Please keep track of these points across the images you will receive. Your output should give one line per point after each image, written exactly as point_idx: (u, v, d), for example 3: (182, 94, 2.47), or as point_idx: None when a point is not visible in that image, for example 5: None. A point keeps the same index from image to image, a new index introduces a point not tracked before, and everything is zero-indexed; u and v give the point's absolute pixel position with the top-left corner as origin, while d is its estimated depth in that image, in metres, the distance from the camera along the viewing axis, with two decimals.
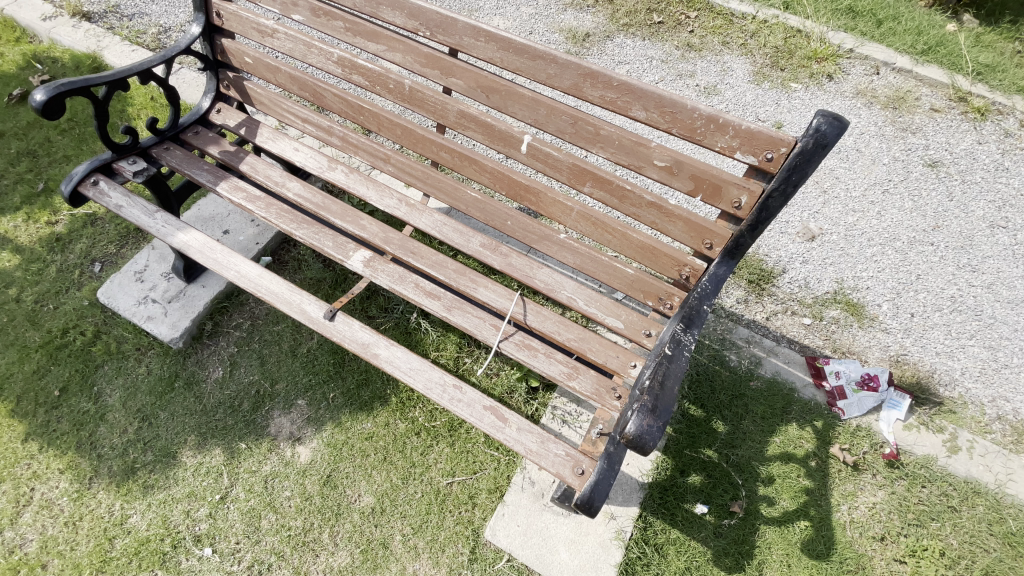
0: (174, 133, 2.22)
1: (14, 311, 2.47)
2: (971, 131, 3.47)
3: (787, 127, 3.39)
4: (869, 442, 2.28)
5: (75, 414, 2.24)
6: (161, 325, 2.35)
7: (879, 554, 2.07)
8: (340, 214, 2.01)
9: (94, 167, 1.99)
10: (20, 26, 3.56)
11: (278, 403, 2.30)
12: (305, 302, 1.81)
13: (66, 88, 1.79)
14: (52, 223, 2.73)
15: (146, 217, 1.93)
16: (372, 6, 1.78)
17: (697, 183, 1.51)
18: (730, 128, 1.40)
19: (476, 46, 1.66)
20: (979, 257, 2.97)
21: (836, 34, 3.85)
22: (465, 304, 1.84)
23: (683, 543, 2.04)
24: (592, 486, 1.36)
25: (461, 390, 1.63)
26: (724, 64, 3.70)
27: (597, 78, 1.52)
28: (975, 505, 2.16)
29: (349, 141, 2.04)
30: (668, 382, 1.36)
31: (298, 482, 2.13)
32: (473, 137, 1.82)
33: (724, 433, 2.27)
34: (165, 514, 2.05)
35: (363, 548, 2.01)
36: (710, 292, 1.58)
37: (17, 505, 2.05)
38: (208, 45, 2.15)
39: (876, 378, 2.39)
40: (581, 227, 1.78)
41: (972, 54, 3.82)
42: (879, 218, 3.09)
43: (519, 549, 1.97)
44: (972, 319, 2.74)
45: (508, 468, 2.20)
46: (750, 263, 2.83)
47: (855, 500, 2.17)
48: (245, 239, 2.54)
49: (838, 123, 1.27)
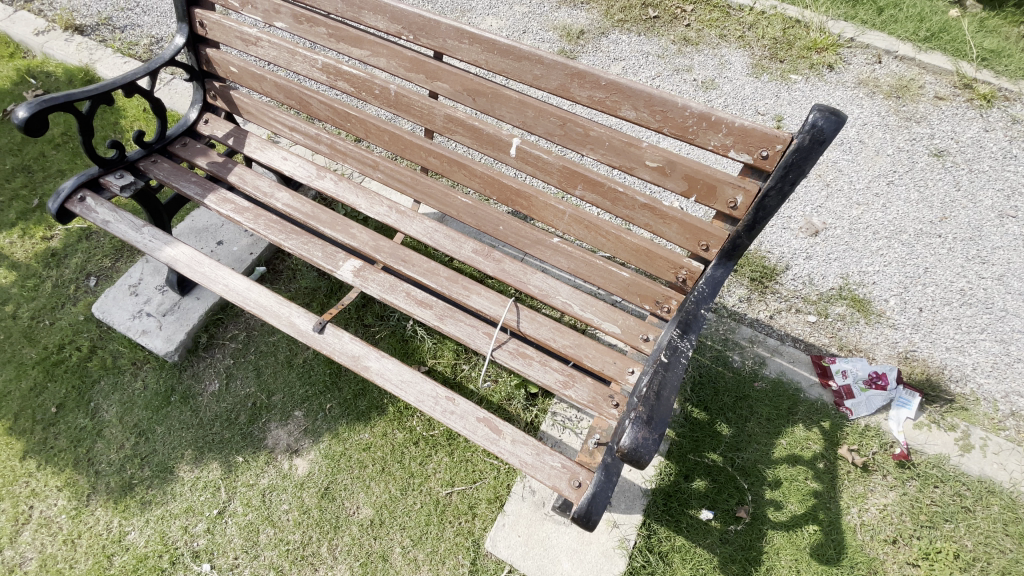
0: (161, 145, 2.19)
1: (11, 328, 2.46)
2: (977, 119, 3.39)
3: (787, 120, 3.31)
4: (878, 442, 2.22)
5: (72, 431, 2.23)
6: (156, 339, 2.34)
7: (891, 558, 2.01)
8: (330, 223, 1.98)
9: (82, 183, 1.97)
10: (13, 42, 3.56)
11: (275, 415, 2.28)
12: (294, 315, 1.78)
13: (49, 104, 1.77)
14: (47, 238, 2.72)
15: (134, 231, 1.91)
16: (355, 11, 1.73)
17: (690, 183, 1.46)
18: (723, 126, 1.36)
19: (460, 48, 1.61)
20: (989, 248, 2.89)
21: (836, 23, 3.78)
22: (457, 312, 1.81)
23: (688, 550, 1.99)
24: (588, 499, 1.32)
25: (454, 402, 1.60)
26: (721, 58, 3.63)
27: (585, 78, 1.47)
28: (989, 504, 2.10)
29: (337, 149, 2.00)
30: (664, 391, 1.31)
31: (295, 495, 2.10)
32: (462, 142, 1.78)
33: (728, 436, 2.22)
34: (163, 530, 2.03)
35: (362, 561, 1.98)
36: (707, 295, 1.52)
37: (16, 523, 2.04)
38: (193, 55, 2.12)
39: (884, 376, 2.32)
40: (575, 231, 1.73)
41: (977, 40, 3.72)
42: (884, 210, 3.02)
43: (519, 560, 1.94)
44: (983, 312, 2.67)
45: (507, 477, 2.16)
46: (752, 261, 2.77)
47: (865, 502, 2.11)
48: (239, 250, 2.51)
49: (835, 118, 1.23)
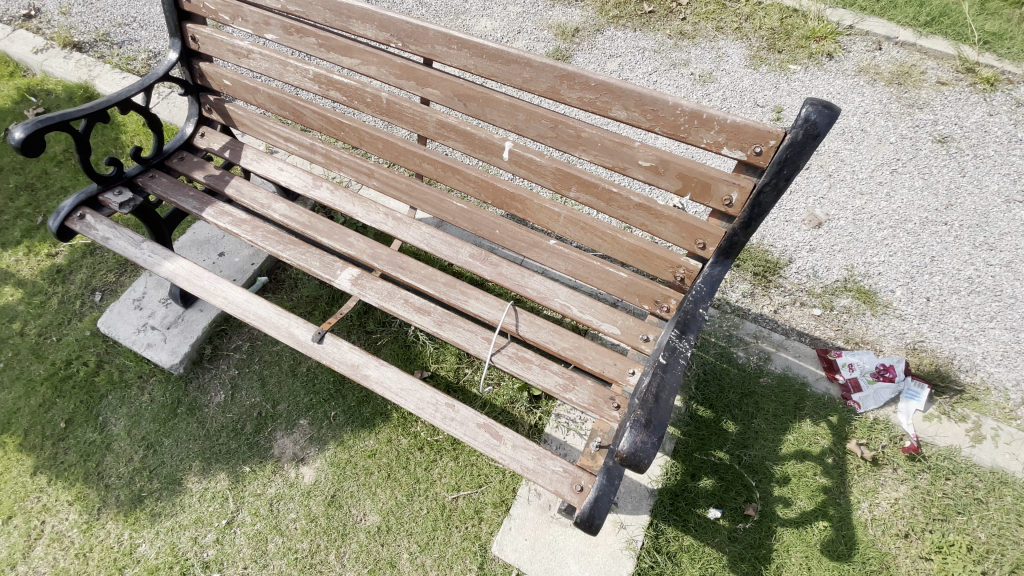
0: (159, 160, 2.20)
1: (18, 345, 2.49)
2: (981, 103, 3.34)
3: (787, 112, 3.28)
4: (887, 435, 2.20)
5: (81, 445, 2.25)
6: (161, 352, 2.36)
7: (903, 553, 1.98)
8: (327, 232, 1.98)
9: (81, 201, 1.99)
10: (12, 61, 3.60)
11: (280, 424, 2.29)
12: (294, 326, 1.78)
13: (44, 123, 1.78)
14: (52, 255, 2.76)
15: (133, 247, 1.93)
16: (342, 20, 1.73)
17: (684, 182, 1.45)
18: (715, 123, 1.34)
19: (449, 54, 1.61)
20: (996, 234, 2.84)
21: (835, 11, 3.73)
22: (456, 317, 1.80)
23: (696, 550, 1.97)
24: (591, 503, 1.31)
25: (454, 409, 1.60)
26: (719, 50, 3.60)
27: (574, 79, 1.46)
28: (1002, 495, 2.07)
29: (332, 157, 2.00)
30: (663, 394, 1.30)
31: (302, 504, 2.11)
32: (454, 147, 1.77)
33: (734, 433, 2.20)
34: (173, 541, 2.05)
35: (371, 568, 1.98)
36: (705, 294, 1.51)
37: (28, 538, 2.06)
38: (187, 69, 2.13)
39: (892, 368, 2.31)
40: (571, 233, 1.72)
41: (979, 22, 3.65)
42: (889, 199, 2.98)
43: (527, 564, 1.93)
44: (992, 300, 2.63)
45: (513, 480, 2.16)
46: (755, 255, 2.75)
47: (876, 496, 2.08)
48: (240, 261, 2.53)
49: (828, 111, 1.22)
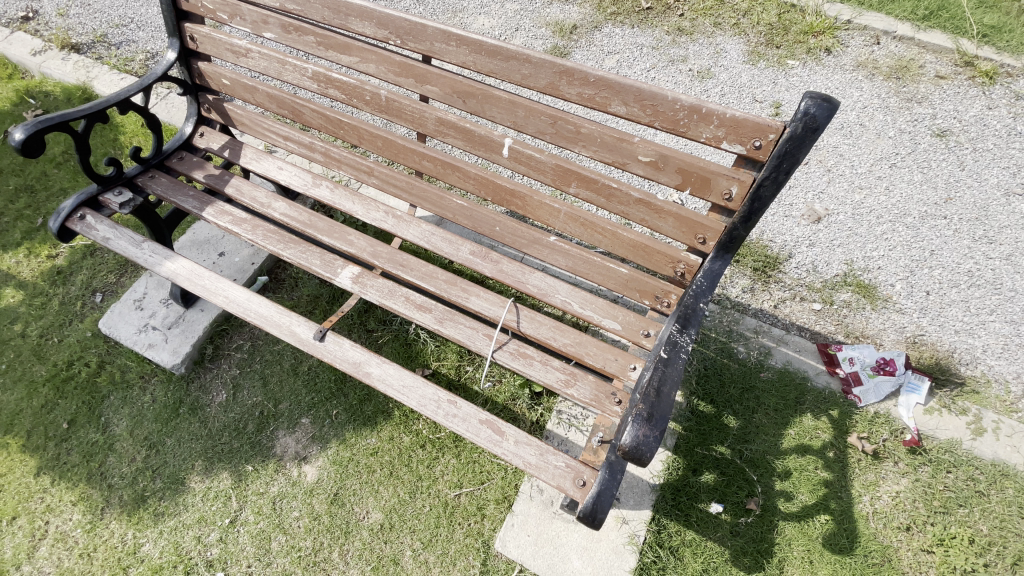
0: (158, 160, 2.20)
1: (20, 346, 2.49)
2: (980, 96, 3.34)
3: (785, 107, 3.28)
4: (888, 428, 2.20)
5: (84, 446, 2.25)
6: (163, 352, 2.36)
7: (905, 545, 1.99)
8: (327, 231, 1.98)
9: (82, 201, 1.99)
10: (11, 63, 3.60)
11: (282, 423, 2.29)
12: (295, 324, 1.79)
13: (45, 124, 1.79)
14: (52, 257, 2.76)
15: (134, 247, 1.93)
16: (341, 18, 1.73)
17: (684, 176, 1.45)
18: (714, 117, 1.34)
19: (448, 51, 1.61)
20: (995, 228, 2.85)
21: (833, 6, 3.73)
22: (457, 314, 1.80)
23: (699, 545, 1.98)
24: (593, 497, 1.31)
25: (456, 405, 1.60)
26: (717, 46, 3.60)
27: (573, 74, 1.46)
28: (1003, 488, 2.07)
29: (331, 156, 2.00)
30: (664, 388, 1.30)
31: (305, 502, 2.12)
32: (453, 144, 1.78)
33: (735, 428, 2.21)
34: (177, 541, 2.05)
35: (374, 565, 1.99)
36: (705, 288, 1.51)
37: (33, 539, 2.07)
38: (185, 69, 2.13)
39: (892, 362, 2.32)
40: (571, 229, 1.72)
41: (977, 16, 3.65)
42: (888, 194, 2.98)
43: (530, 559, 1.94)
44: (992, 293, 2.63)
45: (515, 477, 2.16)
46: (755, 250, 2.74)
47: (877, 489, 2.09)
48: (241, 260, 2.53)
49: (828, 104, 1.21)
